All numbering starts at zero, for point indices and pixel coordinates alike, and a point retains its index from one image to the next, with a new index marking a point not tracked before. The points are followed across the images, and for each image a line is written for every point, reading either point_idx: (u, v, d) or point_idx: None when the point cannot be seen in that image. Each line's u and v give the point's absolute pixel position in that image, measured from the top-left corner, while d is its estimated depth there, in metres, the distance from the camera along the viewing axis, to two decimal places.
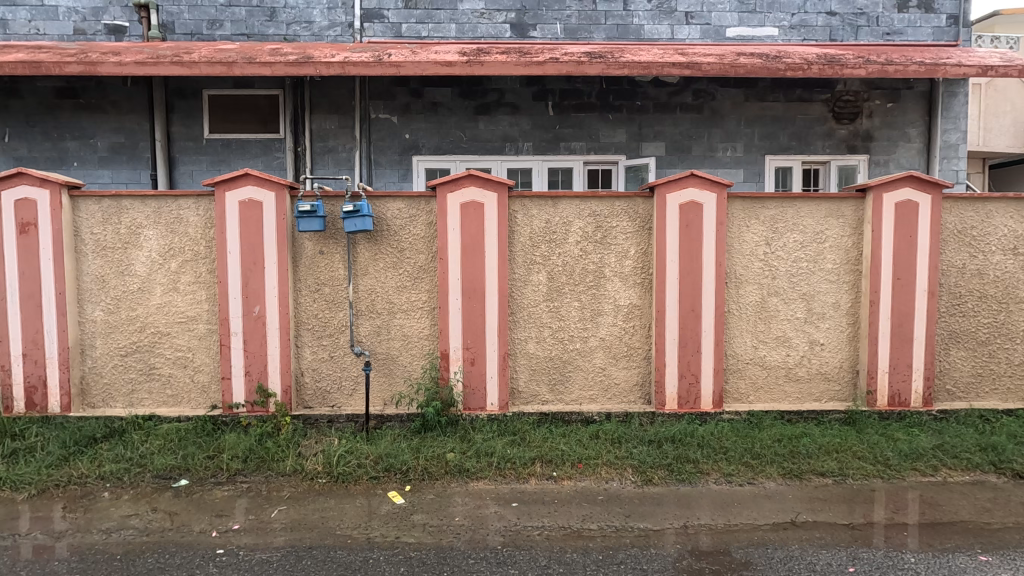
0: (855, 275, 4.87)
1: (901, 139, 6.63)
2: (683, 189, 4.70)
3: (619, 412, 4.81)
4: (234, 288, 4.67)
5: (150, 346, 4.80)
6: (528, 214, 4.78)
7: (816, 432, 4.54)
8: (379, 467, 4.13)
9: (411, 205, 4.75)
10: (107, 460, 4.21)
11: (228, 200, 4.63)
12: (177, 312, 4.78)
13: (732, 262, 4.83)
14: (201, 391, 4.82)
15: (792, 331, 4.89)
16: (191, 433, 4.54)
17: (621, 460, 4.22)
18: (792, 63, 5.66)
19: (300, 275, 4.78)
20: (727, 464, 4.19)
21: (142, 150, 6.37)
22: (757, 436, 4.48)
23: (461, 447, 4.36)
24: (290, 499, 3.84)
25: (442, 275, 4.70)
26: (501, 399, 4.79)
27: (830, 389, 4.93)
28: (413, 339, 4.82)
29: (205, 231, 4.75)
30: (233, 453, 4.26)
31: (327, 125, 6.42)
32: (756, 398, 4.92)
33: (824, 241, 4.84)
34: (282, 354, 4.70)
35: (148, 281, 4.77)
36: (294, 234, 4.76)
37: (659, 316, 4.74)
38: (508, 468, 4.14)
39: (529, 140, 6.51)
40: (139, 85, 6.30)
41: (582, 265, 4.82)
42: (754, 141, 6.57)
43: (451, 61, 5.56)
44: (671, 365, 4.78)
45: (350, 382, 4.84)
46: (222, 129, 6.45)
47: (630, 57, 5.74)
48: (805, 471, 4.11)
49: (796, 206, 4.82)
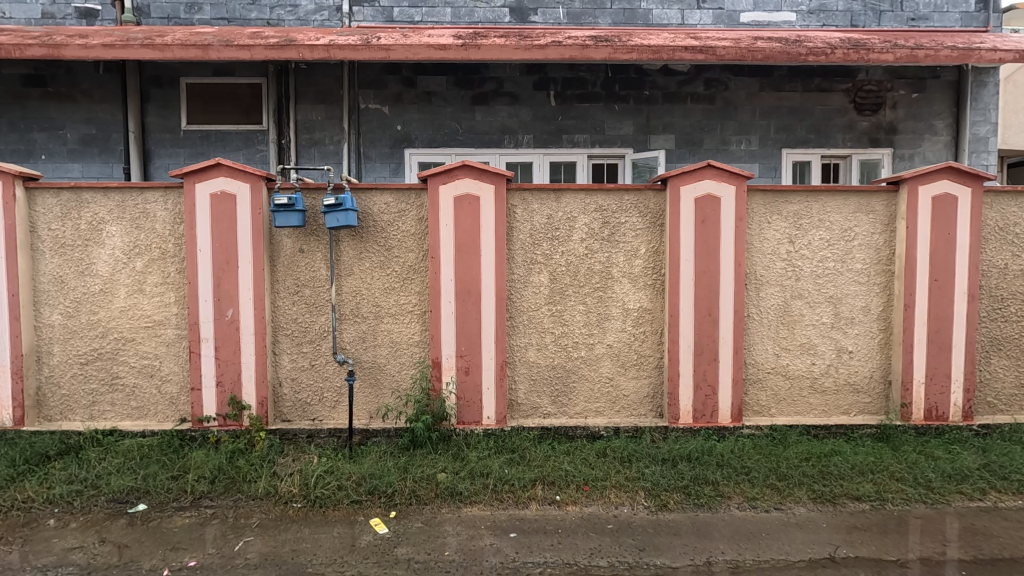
0: (887, 276, 4.44)
1: (927, 132, 6.21)
2: (698, 181, 4.27)
3: (628, 427, 4.37)
4: (205, 290, 4.25)
5: (114, 353, 4.37)
6: (528, 209, 4.35)
7: (847, 450, 4.10)
8: (362, 489, 3.69)
9: (401, 199, 4.32)
10: (58, 481, 3.77)
11: (198, 192, 4.21)
12: (142, 316, 4.35)
13: (752, 262, 4.40)
14: (169, 403, 4.39)
15: (818, 338, 4.46)
16: (155, 450, 4.09)
17: (632, 483, 3.78)
18: (814, 47, 5.24)
19: (277, 275, 4.35)
20: (750, 486, 3.75)
21: (116, 142, 5.95)
22: (782, 454, 4.04)
23: (454, 467, 3.92)
24: (258, 528, 3.40)
25: (433, 276, 4.27)
26: (498, 413, 4.36)
27: (859, 401, 4.50)
28: (401, 346, 4.39)
29: (174, 227, 4.32)
30: (199, 473, 3.82)
31: (314, 116, 6.00)
32: (778, 410, 4.48)
33: (853, 239, 4.41)
34: (258, 362, 4.27)
35: (111, 282, 4.34)
36: (271, 231, 4.33)
37: (673, 321, 4.31)
38: (506, 492, 3.70)
39: (529, 132, 6.09)
40: (112, 72, 5.89)
41: (587, 264, 4.39)
42: (770, 134, 6.15)
43: (445, 45, 5.15)
44: (686, 376, 4.34)
45: (332, 393, 4.41)
46: (201, 120, 6.03)
47: (638, 41, 5.32)
48: (838, 494, 3.67)
49: (822, 200, 4.39)
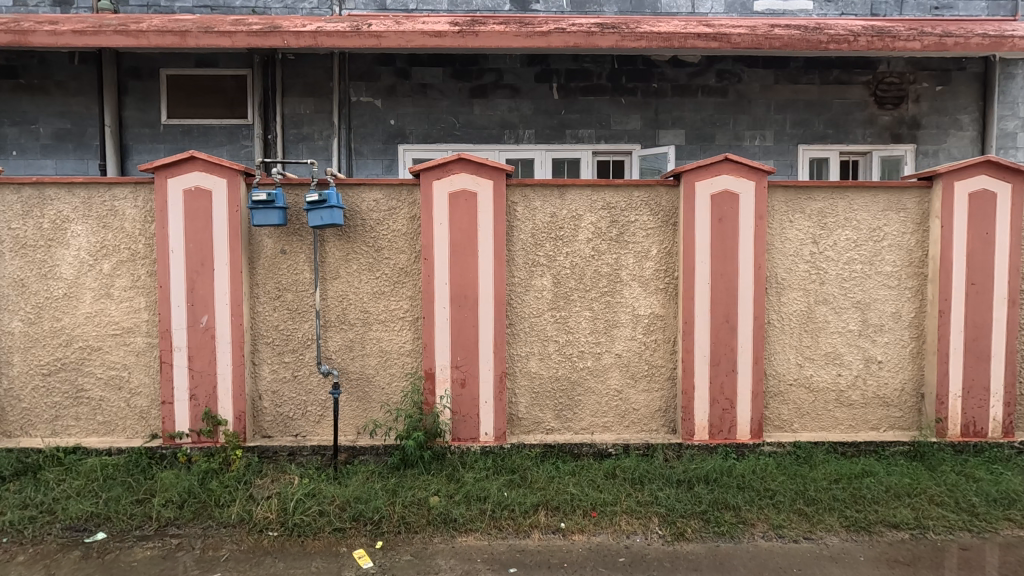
0: (919, 280, 4.08)
1: (952, 127, 5.86)
2: (715, 176, 3.92)
3: (640, 444, 4.02)
4: (178, 294, 3.90)
5: (78, 363, 4.02)
6: (530, 207, 4.00)
7: (880, 471, 3.74)
8: (346, 516, 3.33)
9: (391, 195, 3.97)
10: (10, 506, 3.41)
11: (171, 188, 3.87)
12: (110, 323, 4.00)
13: (774, 265, 4.05)
14: (138, 418, 4.03)
15: (845, 347, 4.10)
16: (120, 470, 3.72)
17: (644, 508, 3.42)
18: (835, 34, 4.91)
19: (257, 279, 3.99)
20: (775, 512, 3.38)
21: (91, 137, 5.61)
22: (809, 476, 3.68)
23: (448, 490, 3.56)
24: (228, 562, 3.04)
25: (426, 279, 3.91)
26: (497, 429, 4.00)
27: (890, 416, 4.14)
28: (392, 356, 4.03)
29: (145, 226, 3.97)
30: (167, 497, 3.47)
31: (302, 110, 5.67)
32: (802, 426, 4.13)
33: (882, 239, 4.06)
34: (235, 373, 3.92)
35: (76, 286, 3.99)
36: (251, 230, 3.97)
37: (688, 329, 3.96)
38: (505, 519, 3.34)
39: (530, 127, 5.75)
40: (88, 63, 5.55)
41: (594, 267, 4.03)
42: (786, 129, 5.82)
43: (441, 31, 4.81)
44: (701, 389, 3.99)
45: (317, 407, 4.05)
46: (183, 114, 5.69)
47: (647, 28, 4.98)
48: (874, 522, 3.31)
49: (849, 197, 4.04)
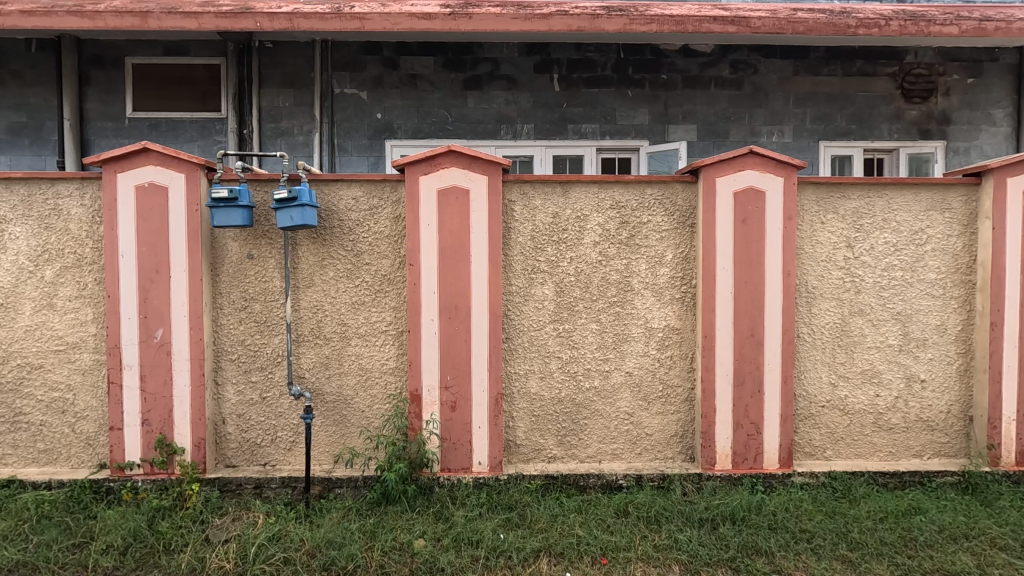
0: (967, 288, 3.63)
1: (984, 122, 5.43)
2: (738, 173, 3.46)
3: (654, 475, 3.54)
4: (129, 305, 3.42)
5: (16, 384, 3.53)
6: (530, 206, 3.54)
7: (930, 507, 3.27)
8: (315, 565, 2.85)
9: (372, 192, 3.51)
10: None
11: (120, 184, 3.39)
12: (51, 337, 3.51)
13: (804, 272, 3.59)
14: (85, 445, 3.54)
15: (883, 364, 3.64)
16: (57, 508, 3.24)
17: (662, 554, 2.96)
18: (864, 17, 4.49)
19: (220, 287, 3.52)
20: (815, 559, 2.92)
21: (49, 132, 5.15)
22: (850, 514, 3.21)
23: (435, 531, 3.09)
24: None
25: (411, 288, 3.44)
26: (492, 457, 3.52)
27: (935, 441, 3.68)
28: (372, 374, 3.56)
29: (92, 227, 3.49)
30: (107, 542, 2.98)
31: (281, 102, 5.22)
32: (835, 452, 3.67)
33: (925, 243, 3.61)
34: (193, 395, 3.43)
35: (13, 295, 3.51)
36: (213, 232, 3.50)
37: (708, 344, 3.50)
38: (500, 569, 2.87)
39: (529, 121, 5.30)
40: (46, 51, 5.10)
41: (601, 273, 3.57)
42: (805, 125, 5.38)
43: (431, 13, 4.37)
44: (723, 412, 3.52)
45: (287, 433, 3.58)
46: (151, 106, 5.24)
47: (658, 10, 4.55)
48: (930, 571, 2.83)
49: (888, 195, 3.58)
